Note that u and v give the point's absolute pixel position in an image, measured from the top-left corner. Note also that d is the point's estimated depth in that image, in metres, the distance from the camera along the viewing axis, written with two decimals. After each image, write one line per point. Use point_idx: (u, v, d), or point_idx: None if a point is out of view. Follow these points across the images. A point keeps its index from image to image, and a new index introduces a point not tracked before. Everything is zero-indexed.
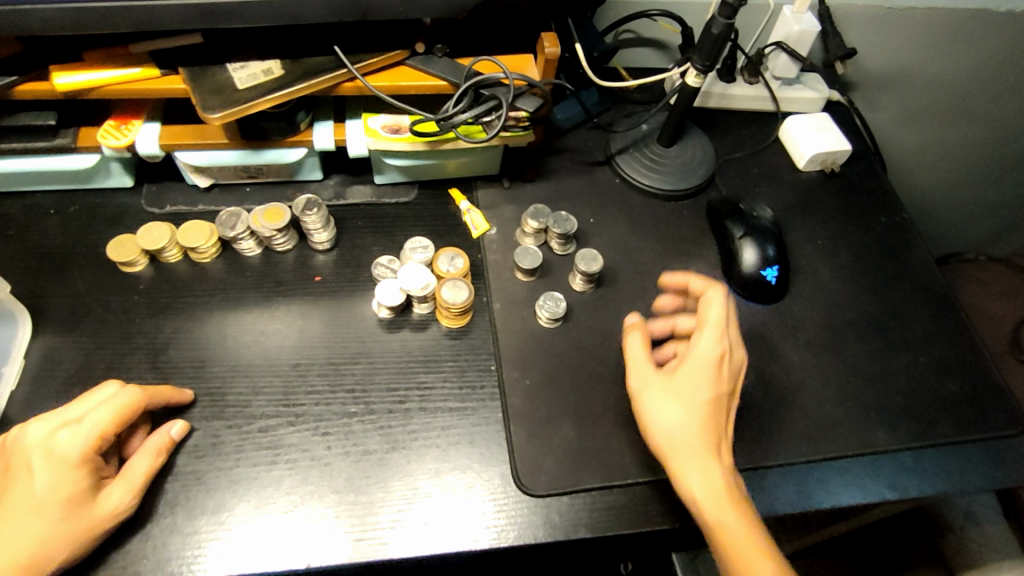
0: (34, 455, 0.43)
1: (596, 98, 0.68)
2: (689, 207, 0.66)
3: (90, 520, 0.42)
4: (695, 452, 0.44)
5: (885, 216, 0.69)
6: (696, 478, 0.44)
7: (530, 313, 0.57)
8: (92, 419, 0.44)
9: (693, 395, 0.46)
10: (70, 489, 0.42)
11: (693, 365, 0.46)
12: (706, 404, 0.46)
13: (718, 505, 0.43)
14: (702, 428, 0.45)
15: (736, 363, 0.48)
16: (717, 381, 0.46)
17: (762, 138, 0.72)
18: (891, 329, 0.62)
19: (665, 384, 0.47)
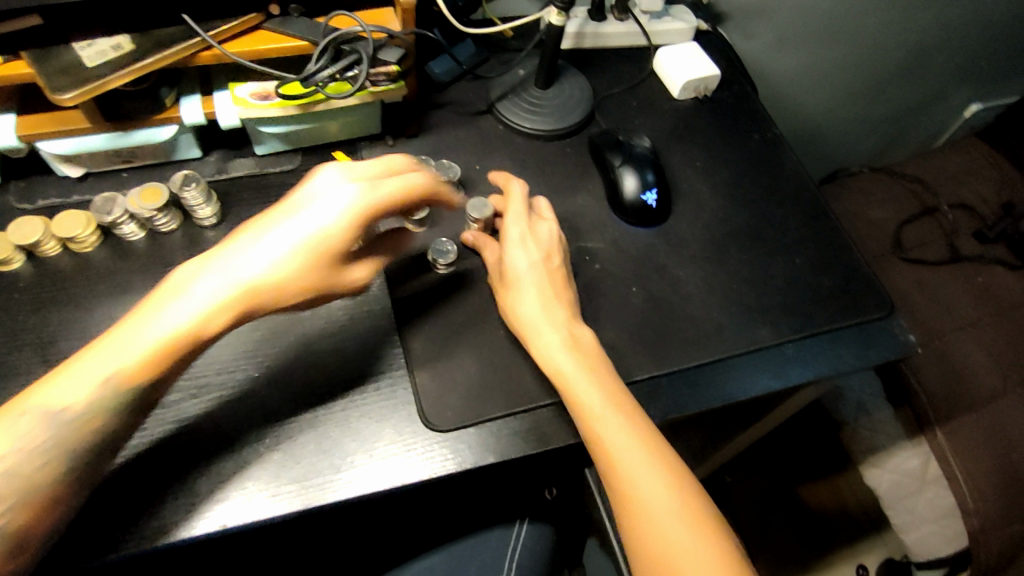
0: (293, 221, 0.44)
1: (471, 51, 0.69)
2: (572, 144, 0.68)
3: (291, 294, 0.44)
4: (533, 318, 0.52)
5: (757, 132, 0.72)
6: (538, 337, 0.52)
7: (423, 262, 0.58)
8: (387, 187, 0.46)
9: (519, 265, 0.54)
10: (312, 260, 0.44)
11: (512, 246, 0.55)
12: (533, 270, 0.54)
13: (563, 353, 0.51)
14: (536, 292, 0.53)
15: (549, 235, 0.56)
16: (531, 249, 0.55)
17: (637, 72, 0.74)
18: (769, 236, 0.66)
19: (501, 275, 0.55)
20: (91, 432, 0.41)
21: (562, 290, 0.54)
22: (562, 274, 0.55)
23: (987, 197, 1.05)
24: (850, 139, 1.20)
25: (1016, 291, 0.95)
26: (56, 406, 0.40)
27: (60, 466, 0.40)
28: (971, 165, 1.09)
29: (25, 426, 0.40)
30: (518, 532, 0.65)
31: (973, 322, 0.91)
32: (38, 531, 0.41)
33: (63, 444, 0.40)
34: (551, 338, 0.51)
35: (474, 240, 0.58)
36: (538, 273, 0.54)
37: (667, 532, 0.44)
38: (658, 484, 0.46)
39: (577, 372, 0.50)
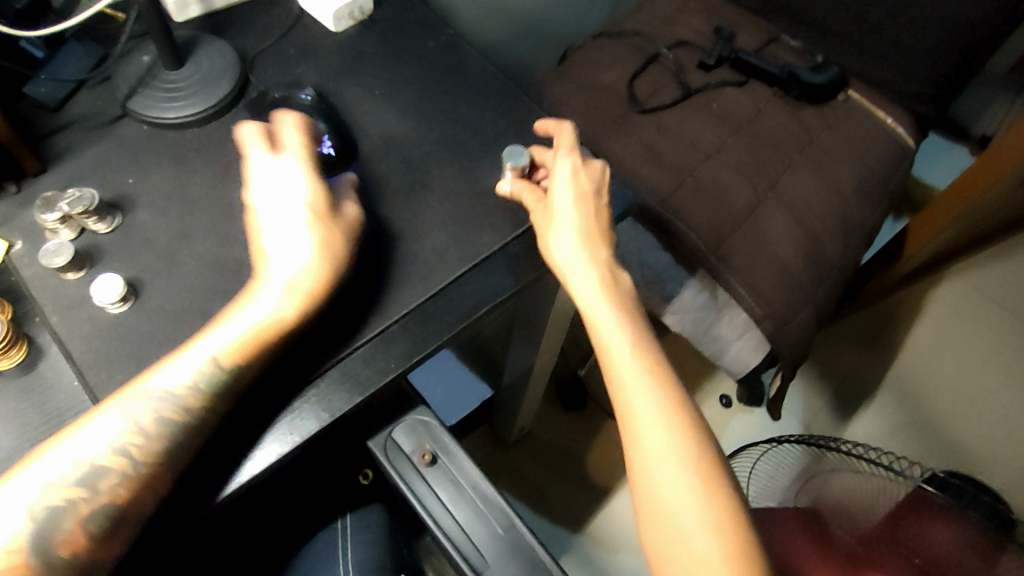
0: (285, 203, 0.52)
1: (79, 53, 0.61)
2: (233, 117, 0.61)
3: (325, 281, 0.51)
4: (576, 260, 0.55)
5: (431, 39, 0.68)
6: (578, 275, 0.55)
7: (94, 308, 0.51)
8: (305, 158, 0.55)
9: (564, 203, 0.56)
10: (324, 232, 0.52)
11: (560, 181, 0.57)
12: (576, 206, 0.56)
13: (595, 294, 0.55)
14: (582, 234, 0.56)
15: (596, 171, 0.59)
16: (581, 187, 0.57)
17: (285, 16, 0.67)
18: (469, 139, 0.62)
19: (545, 210, 0.57)
20: (182, 425, 0.46)
21: (597, 230, 0.57)
22: (604, 214, 0.58)
23: (699, 28, 1.09)
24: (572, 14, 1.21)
25: (745, 105, 1.01)
26: (155, 397, 0.46)
27: (153, 456, 0.45)
28: (679, 3, 1.13)
29: (121, 424, 0.45)
30: (343, 527, 0.61)
31: (718, 148, 0.95)
32: (125, 529, 0.44)
33: (153, 439, 0.45)
34: (587, 280, 0.55)
35: (510, 189, 0.58)
36: (578, 216, 0.56)
37: (666, 487, 0.50)
38: (670, 437, 0.51)
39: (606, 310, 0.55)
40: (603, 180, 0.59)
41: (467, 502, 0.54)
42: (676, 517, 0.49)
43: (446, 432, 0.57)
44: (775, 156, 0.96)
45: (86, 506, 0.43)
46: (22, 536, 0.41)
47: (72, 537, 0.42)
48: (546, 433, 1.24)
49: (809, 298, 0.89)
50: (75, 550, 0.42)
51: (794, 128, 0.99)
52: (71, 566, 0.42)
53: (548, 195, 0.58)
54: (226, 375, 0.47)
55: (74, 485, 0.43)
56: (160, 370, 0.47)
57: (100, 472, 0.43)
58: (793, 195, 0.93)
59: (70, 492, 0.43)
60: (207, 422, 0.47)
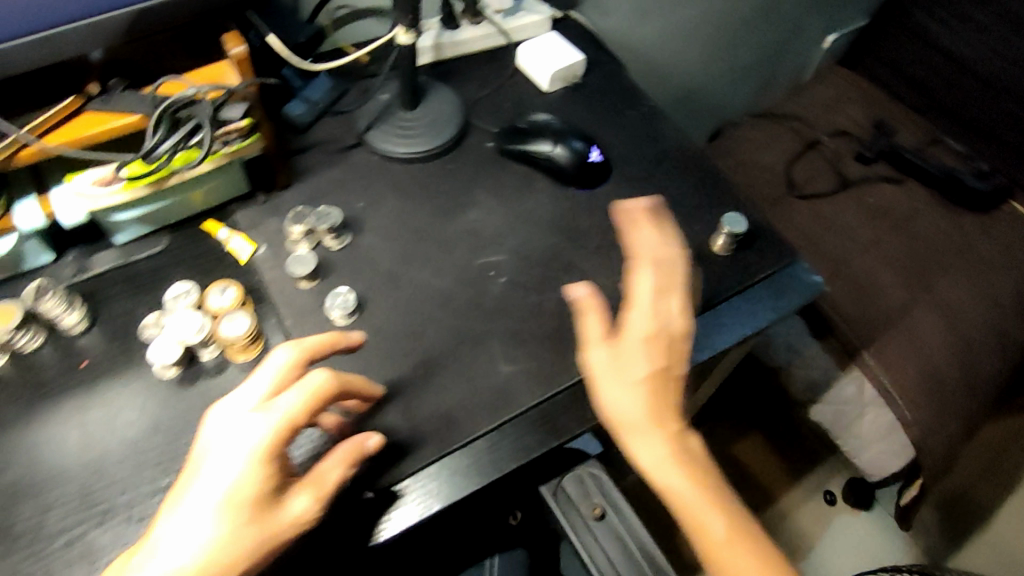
0: (226, 447, 0.39)
1: (327, 84, 0.67)
2: (452, 159, 0.66)
3: (254, 526, 0.39)
4: (641, 428, 0.48)
5: (633, 109, 0.72)
6: (646, 446, 0.49)
7: (323, 317, 0.55)
8: (287, 407, 0.40)
9: (634, 369, 0.49)
10: (255, 503, 0.39)
11: (631, 342, 0.49)
12: (637, 384, 0.49)
13: (647, 434, 0.49)
14: (643, 406, 0.49)
15: (677, 340, 0.50)
16: (653, 357, 0.49)
17: (502, 72, 0.73)
18: (666, 207, 0.65)
19: (613, 367, 0.49)
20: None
21: (677, 366, 0.50)
22: (672, 388, 0.50)
23: (859, 121, 1.10)
24: (727, 90, 1.24)
25: (903, 203, 1.00)
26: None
27: None
28: (839, 94, 1.14)
29: None
30: (491, 565, 0.64)
31: (874, 243, 0.95)
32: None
33: None
34: (652, 456, 0.49)
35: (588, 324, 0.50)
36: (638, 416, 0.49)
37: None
38: (741, 551, 0.49)
39: (643, 423, 0.48)
40: (682, 349, 0.50)
41: (633, 564, 0.55)
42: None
43: (615, 488, 0.58)
44: (932, 259, 0.94)
45: None
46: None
47: None
48: (644, 499, 1.22)
49: (960, 410, 0.86)
50: None
51: (954, 234, 0.98)
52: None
53: (616, 348, 0.50)
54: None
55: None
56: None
57: None
58: (950, 301, 0.91)
59: None
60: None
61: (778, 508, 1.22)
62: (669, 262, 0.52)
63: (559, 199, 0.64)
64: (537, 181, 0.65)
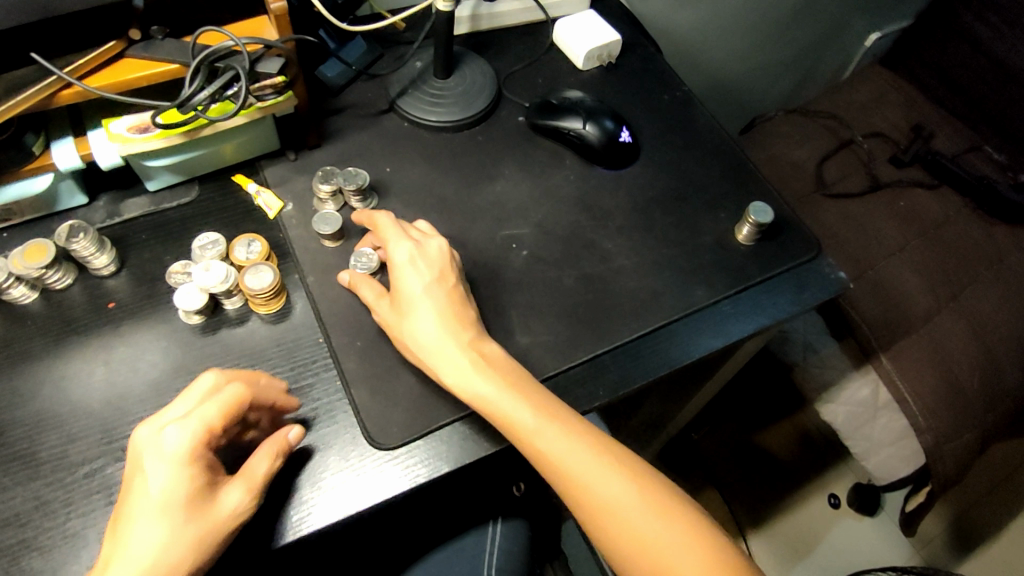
0: (147, 459, 0.40)
1: (363, 48, 0.67)
2: (482, 131, 0.66)
3: (201, 521, 0.41)
4: (451, 354, 0.48)
5: (667, 92, 0.71)
6: (466, 380, 0.47)
7: None
8: (203, 413, 0.42)
9: (416, 296, 0.50)
10: (190, 502, 0.40)
11: (404, 273, 0.50)
12: (431, 296, 0.50)
13: (466, 362, 0.48)
14: (448, 330, 0.49)
15: (437, 252, 0.52)
16: (441, 284, 0.50)
17: (538, 48, 0.72)
18: (693, 193, 0.65)
19: (404, 313, 0.50)
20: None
21: (465, 316, 0.50)
22: (461, 298, 0.51)
23: (897, 123, 1.08)
24: (763, 84, 1.22)
25: (935, 210, 0.98)
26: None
27: None
28: (878, 94, 1.12)
29: None
30: (493, 534, 0.64)
31: (902, 247, 0.93)
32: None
33: None
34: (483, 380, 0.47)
35: (349, 280, 0.53)
36: (465, 360, 0.48)
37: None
38: (645, 516, 0.44)
39: (496, 393, 0.46)
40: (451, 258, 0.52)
41: None
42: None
43: None
44: (961, 268, 0.93)
45: None
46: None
47: None
48: None
49: (976, 422, 0.85)
50: None
51: (985, 245, 0.96)
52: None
53: (393, 296, 0.51)
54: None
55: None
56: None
57: None
58: (976, 311, 0.89)
59: None
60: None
61: (781, 507, 1.22)
62: (396, 222, 0.53)
63: (586, 178, 0.64)
64: (566, 158, 0.65)
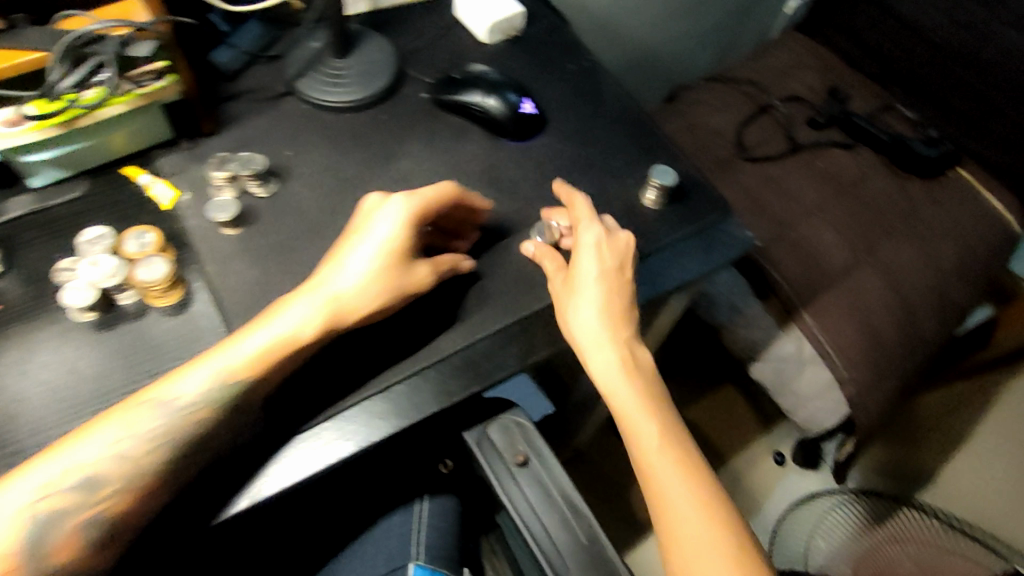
0: (362, 237, 0.53)
1: (257, 31, 0.66)
2: (385, 110, 0.65)
3: (365, 305, 0.50)
4: (596, 341, 0.54)
5: (573, 62, 0.71)
6: (597, 360, 0.54)
7: (247, 263, 0.55)
8: (417, 198, 0.53)
9: (590, 283, 0.54)
10: (333, 318, 0.49)
11: (586, 257, 0.55)
12: (600, 285, 0.54)
13: (604, 348, 0.54)
14: (604, 321, 0.54)
15: (621, 245, 0.56)
16: (608, 284, 0.55)
17: (441, 24, 0.72)
18: (600, 161, 0.65)
19: (576, 291, 0.55)
20: (173, 440, 0.46)
21: (621, 305, 0.55)
22: (627, 292, 0.56)
23: (813, 86, 1.11)
24: (685, 55, 1.23)
25: (851, 168, 1.01)
26: (165, 403, 0.46)
27: (158, 458, 0.45)
28: (794, 59, 1.14)
29: (146, 422, 0.46)
30: (420, 510, 0.66)
31: (820, 206, 0.96)
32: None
33: (154, 453, 0.45)
34: (610, 359, 0.55)
35: (533, 252, 0.58)
36: (614, 358, 0.55)
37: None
38: (697, 511, 0.51)
39: (631, 402, 0.54)
40: (626, 255, 0.56)
41: (554, 508, 0.56)
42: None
43: (539, 436, 0.59)
44: (877, 223, 0.96)
45: (86, 511, 0.44)
46: (14, 535, 0.42)
47: (65, 545, 0.43)
48: (597, 459, 1.25)
49: (894, 369, 0.89)
50: (67, 559, 0.43)
51: (900, 199, 0.99)
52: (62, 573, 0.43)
53: (572, 266, 0.56)
54: (229, 389, 0.47)
55: (69, 490, 0.43)
56: (181, 373, 0.48)
57: (114, 467, 0.44)
58: (891, 264, 0.93)
59: (61, 501, 0.43)
60: (212, 432, 0.47)
61: (728, 469, 1.25)
62: (592, 206, 0.58)
63: (492, 151, 0.64)
64: (472, 132, 0.65)
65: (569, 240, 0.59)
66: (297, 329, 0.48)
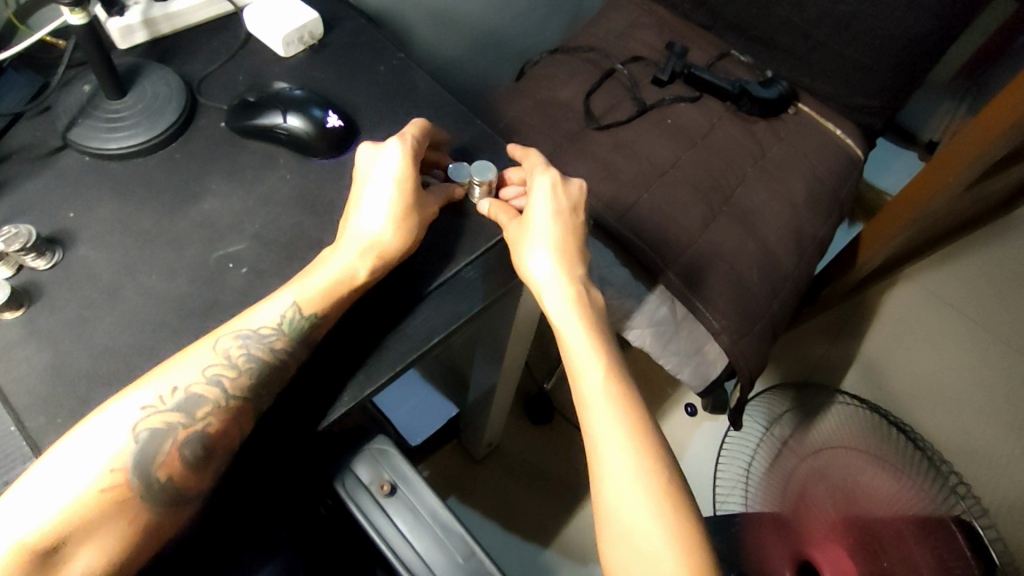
0: (376, 170, 0.56)
1: (19, 82, 0.59)
2: (179, 147, 0.60)
3: (399, 238, 0.54)
4: (555, 292, 0.57)
5: (383, 63, 0.68)
6: (560, 313, 0.57)
7: (35, 348, 0.49)
8: (410, 133, 0.57)
9: (544, 237, 0.58)
10: (376, 260, 0.53)
11: (541, 214, 0.59)
12: (555, 242, 0.58)
13: (564, 304, 0.57)
14: (560, 277, 0.57)
15: (574, 200, 0.61)
16: (562, 239, 0.59)
17: (232, 43, 0.66)
18: (422, 164, 0.62)
19: (529, 243, 0.58)
20: (267, 362, 0.50)
21: (570, 245, 0.59)
22: (575, 257, 0.60)
23: (652, 44, 1.11)
24: (528, 29, 1.22)
25: (699, 120, 1.02)
26: (244, 335, 0.50)
27: (241, 388, 0.49)
28: (632, 19, 1.14)
29: (213, 356, 0.49)
30: None
31: (674, 163, 0.97)
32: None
33: (242, 373, 0.49)
34: (560, 295, 0.57)
35: (487, 209, 0.60)
36: (573, 315, 0.57)
37: (634, 519, 0.51)
38: (622, 437, 0.53)
39: (585, 350, 0.56)
40: (579, 205, 0.62)
41: (426, 532, 0.53)
42: (641, 539, 0.50)
43: (405, 459, 0.56)
44: (729, 170, 0.98)
45: (183, 430, 0.47)
46: (127, 451, 0.45)
47: (169, 460, 0.46)
48: (516, 447, 1.24)
49: (764, 310, 0.92)
50: (170, 473, 0.46)
51: (748, 143, 1.01)
52: (164, 489, 0.46)
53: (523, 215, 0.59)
54: (306, 320, 0.51)
55: (172, 410, 0.47)
56: (253, 310, 0.51)
57: (195, 399, 0.47)
58: (747, 209, 0.95)
59: (169, 417, 0.46)
60: (294, 359, 0.51)
61: None
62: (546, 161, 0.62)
63: (304, 173, 0.60)
64: (279, 156, 0.61)
65: (521, 193, 0.62)
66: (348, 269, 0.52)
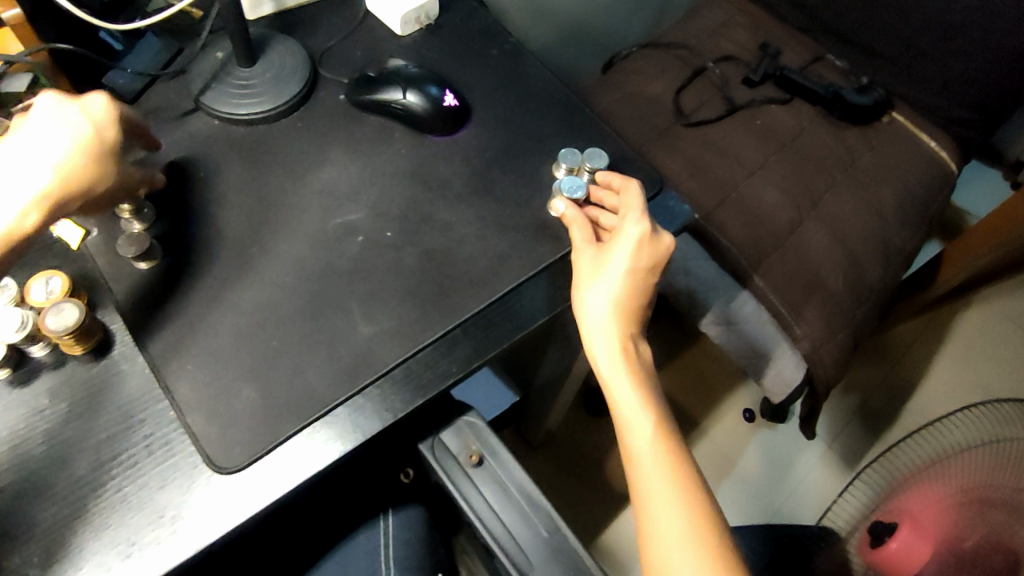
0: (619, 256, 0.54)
1: (157, 45, 0.62)
2: (302, 116, 0.62)
3: (629, 337, 0.54)
4: (650, 459, 0.51)
5: (495, 47, 0.69)
6: (654, 482, 0.50)
7: (169, 298, 0.52)
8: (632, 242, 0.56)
9: (640, 424, 0.52)
10: (631, 357, 0.54)
11: (637, 400, 0.53)
12: (643, 412, 0.53)
13: (663, 481, 0.50)
14: (660, 455, 0.51)
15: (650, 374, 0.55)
16: (662, 434, 0.52)
17: (352, 19, 0.68)
18: (532, 147, 0.63)
19: (639, 414, 0.52)
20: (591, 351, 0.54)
21: (669, 436, 0.52)
22: (687, 461, 0.52)
23: (745, 44, 1.10)
24: (616, 22, 1.21)
25: (789, 123, 1.01)
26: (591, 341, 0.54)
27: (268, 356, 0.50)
28: (726, 17, 1.13)
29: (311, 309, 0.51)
30: (386, 526, 0.64)
31: (761, 165, 0.96)
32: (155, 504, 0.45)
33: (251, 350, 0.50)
34: (647, 456, 0.51)
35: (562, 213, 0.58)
36: (668, 491, 0.50)
37: None
38: None
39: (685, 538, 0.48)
40: (664, 257, 0.55)
41: (513, 505, 0.55)
42: None
43: (492, 433, 0.57)
44: (819, 175, 0.96)
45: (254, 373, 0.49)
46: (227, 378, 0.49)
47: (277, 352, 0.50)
48: (570, 436, 1.25)
49: (845, 320, 0.90)
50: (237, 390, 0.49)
51: (839, 149, 0.99)
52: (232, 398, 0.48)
53: (599, 246, 0.56)
54: (609, 380, 0.54)
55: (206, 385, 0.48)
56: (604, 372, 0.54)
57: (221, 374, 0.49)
58: (835, 216, 0.93)
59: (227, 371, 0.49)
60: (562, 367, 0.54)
61: (700, 432, 1.28)
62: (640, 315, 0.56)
63: (418, 149, 0.62)
64: (395, 131, 0.62)
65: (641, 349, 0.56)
66: (630, 415, 0.53)
